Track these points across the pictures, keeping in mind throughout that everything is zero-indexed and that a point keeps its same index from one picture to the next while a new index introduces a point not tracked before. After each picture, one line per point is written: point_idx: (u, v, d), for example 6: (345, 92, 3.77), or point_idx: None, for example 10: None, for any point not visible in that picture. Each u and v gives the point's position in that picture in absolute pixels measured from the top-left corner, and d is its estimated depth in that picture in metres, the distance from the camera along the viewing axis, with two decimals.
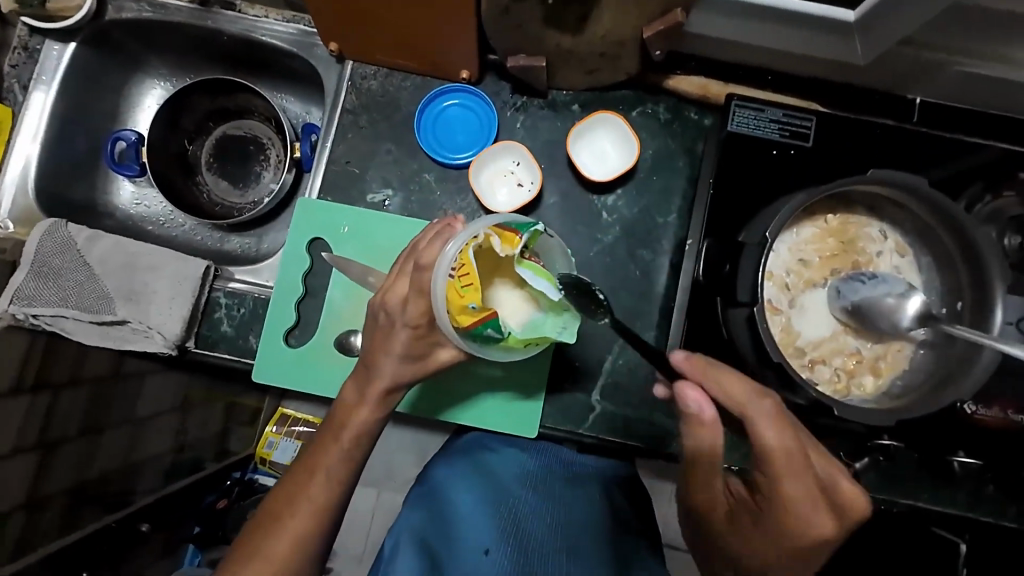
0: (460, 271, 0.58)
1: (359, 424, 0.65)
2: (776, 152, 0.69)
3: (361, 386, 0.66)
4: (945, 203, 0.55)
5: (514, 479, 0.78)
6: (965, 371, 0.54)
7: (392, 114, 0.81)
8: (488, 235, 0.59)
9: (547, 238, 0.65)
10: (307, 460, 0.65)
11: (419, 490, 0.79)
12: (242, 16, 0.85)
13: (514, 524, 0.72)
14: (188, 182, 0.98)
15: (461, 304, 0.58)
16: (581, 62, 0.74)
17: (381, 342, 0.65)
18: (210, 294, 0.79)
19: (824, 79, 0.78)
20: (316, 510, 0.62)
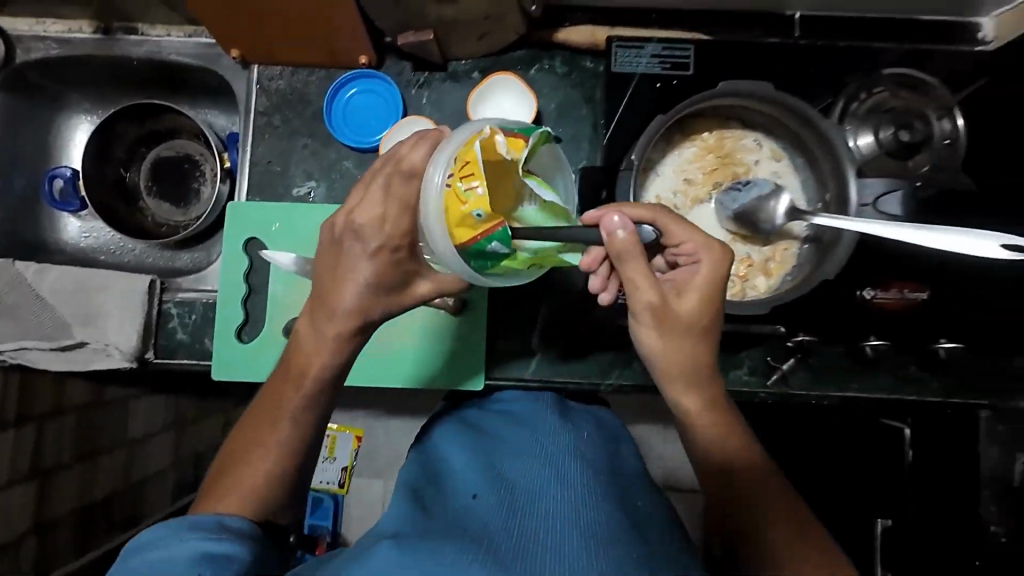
0: (462, 174, 0.53)
1: (320, 369, 0.65)
2: (660, 85, 0.73)
3: (320, 324, 0.65)
4: (796, 105, 0.60)
5: (510, 436, 0.71)
6: (834, 254, 0.59)
7: (303, 109, 0.85)
8: (495, 134, 0.54)
9: (551, 147, 0.60)
10: (266, 407, 0.66)
11: (417, 457, 0.74)
12: (145, 38, 0.88)
13: (508, 473, 0.63)
14: (131, 208, 1.02)
15: (462, 210, 0.53)
16: (469, 29, 0.76)
17: (347, 268, 0.64)
18: (161, 306, 0.83)
19: (705, 10, 0.81)
20: (280, 451, 0.63)
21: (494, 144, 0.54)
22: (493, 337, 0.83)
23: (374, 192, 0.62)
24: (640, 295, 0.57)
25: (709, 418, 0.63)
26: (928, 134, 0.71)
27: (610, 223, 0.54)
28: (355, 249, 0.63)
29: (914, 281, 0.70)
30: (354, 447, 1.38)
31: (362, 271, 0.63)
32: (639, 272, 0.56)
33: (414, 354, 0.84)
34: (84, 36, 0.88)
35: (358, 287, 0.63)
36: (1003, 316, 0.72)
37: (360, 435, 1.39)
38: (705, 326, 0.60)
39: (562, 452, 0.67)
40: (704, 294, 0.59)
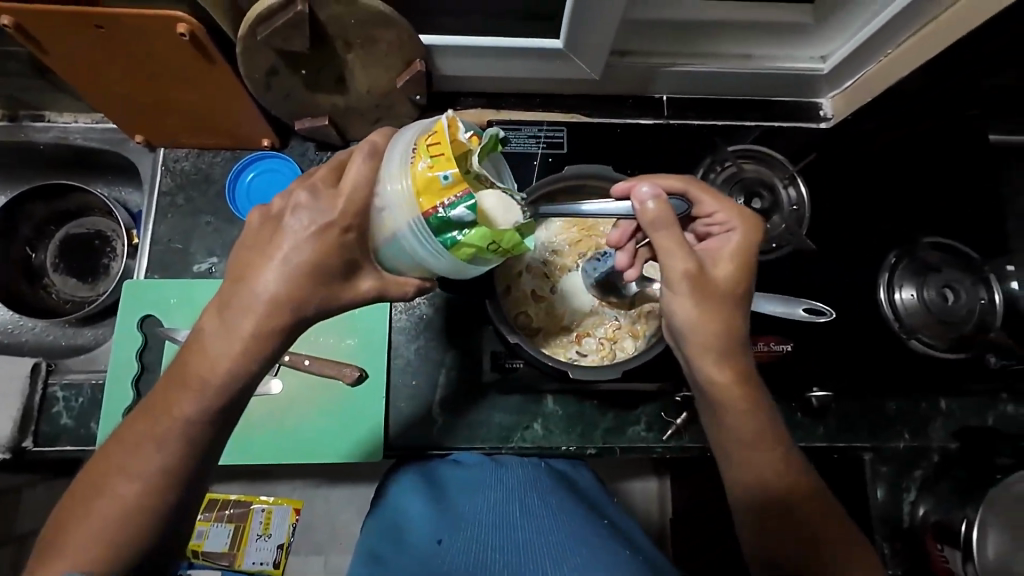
0: (427, 148, 0.50)
1: (209, 379, 0.50)
2: (537, 162, 0.80)
3: (218, 323, 0.50)
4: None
5: (467, 482, 0.73)
6: None
7: (206, 188, 0.88)
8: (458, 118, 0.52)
9: (497, 156, 0.59)
10: (139, 432, 0.51)
11: (375, 510, 0.73)
12: (51, 125, 0.91)
13: (466, 513, 0.67)
14: (35, 287, 1.00)
15: (429, 172, 0.49)
16: (363, 113, 0.83)
17: (265, 251, 0.50)
18: (45, 390, 0.80)
19: (583, 95, 0.90)
20: (152, 491, 0.51)
21: (456, 125, 0.51)
22: (395, 405, 0.83)
23: (322, 169, 0.53)
24: (676, 261, 0.57)
25: (739, 395, 0.61)
26: (776, 201, 0.80)
27: (641, 193, 0.57)
28: (292, 224, 0.50)
29: (777, 334, 0.77)
30: (291, 522, 1.26)
31: (299, 252, 0.50)
32: (674, 238, 0.57)
33: (303, 430, 0.82)
34: None
35: (288, 272, 0.49)
36: (862, 364, 0.78)
37: (298, 507, 1.28)
38: (739, 296, 0.61)
39: (512, 483, 0.73)
40: (738, 261, 0.61)
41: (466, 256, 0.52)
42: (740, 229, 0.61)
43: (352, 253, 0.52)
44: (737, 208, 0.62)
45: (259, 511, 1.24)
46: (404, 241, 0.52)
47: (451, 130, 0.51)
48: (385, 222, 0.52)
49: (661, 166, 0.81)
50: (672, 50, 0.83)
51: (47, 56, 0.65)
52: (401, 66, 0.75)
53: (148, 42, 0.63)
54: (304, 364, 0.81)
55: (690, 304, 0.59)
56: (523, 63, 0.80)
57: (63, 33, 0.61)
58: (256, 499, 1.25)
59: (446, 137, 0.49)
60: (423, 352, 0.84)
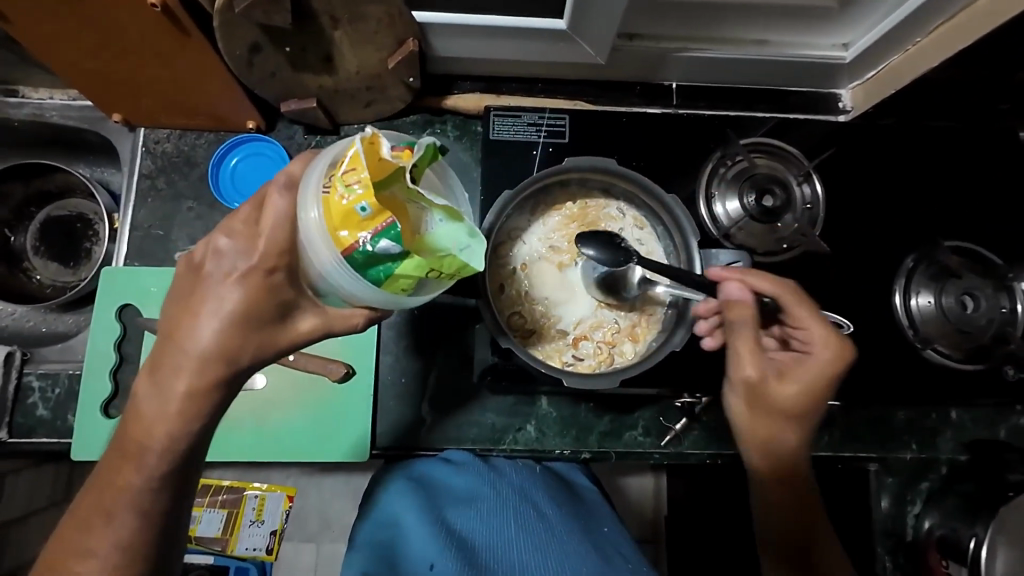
0: (340, 174, 0.44)
1: (158, 441, 0.48)
2: (536, 152, 0.75)
3: (155, 390, 0.47)
4: (644, 182, 0.64)
5: (463, 491, 0.68)
6: (682, 321, 0.63)
7: (188, 172, 0.84)
8: (377, 133, 0.44)
9: (445, 164, 0.51)
10: (105, 477, 0.48)
11: (367, 525, 0.67)
12: (26, 101, 0.87)
13: (459, 529, 0.61)
14: (15, 271, 0.97)
15: (341, 202, 0.44)
16: (353, 96, 0.78)
17: (193, 307, 0.47)
18: (20, 380, 0.77)
19: (588, 80, 0.85)
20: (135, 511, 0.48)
21: (378, 142, 0.44)
22: (382, 402, 0.79)
23: (245, 206, 0.50)
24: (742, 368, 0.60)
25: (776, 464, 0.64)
26: (790, 198, 0.75)
27: (730, 290, 0.58)
28: (214, 271, 0.48)
29: None
30: (285, 509, 1.24)
31: (227, 301, 0.47)
32: (749, 344, 0.59)
33: (289, 428, 0.79)
34: None
35: (218, 321, 0.47)
36: (873, 373, 0.74)
37: (292, 493, 1.26)
38: (800, 411, 0.62)
39: (505, 492, 0.68)
40: (805, 387, 0.61)
41: (401, 289, 0.47)
42: (819, 357, 0.60)
43: (285, 292, 0.49)
44: (829, 334, 0.59)
45: (252, 498, 1.22)
46: (328, 278, 0.47)
47: (371, 150, 0.44)
48: (307, 257, 0.47)
49: (668, 159, 0.77)
50: (682, 34, 0.78)
51: (12, 25, 0.60)
52: (393, 45, 0.70)
53: (114, 13, 0.58)
54: (288, 360, 0.75)
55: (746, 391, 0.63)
56: (525, 45, 0.75)
57: (27, 1, 0.56)
58: (249, 486, 1.23)
59: (361, 162, 0.43)
60: (412, 348, 0.81)
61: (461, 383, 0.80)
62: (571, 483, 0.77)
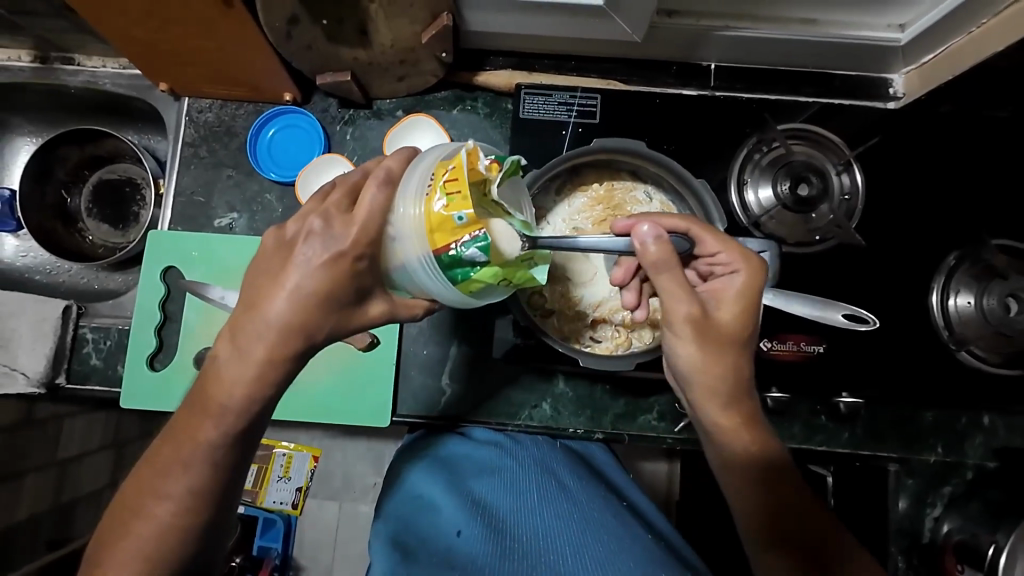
0: (442, 182, 0.47)
1: (231, 400, 0.51)
2: (565, 132, 0.75)
3: (236, 351, 0.51)
4: (676, 168, 0.63)
5: (482, 466, 0.73)
6: None
7: (228, 141, 0.87)
8: (477, 148, 0.48)
9: (519, 178, 0.57)
10: (183, 428, 0.52)
11: (395, 495, 0.72)
12: (81, 69, 0.91)
13: (481, 496, 0.68)
14: (70, 230, 1.04)
15: (442, 209, 0.47)
16: (386, 70, 0.79)
17: (276, 280, 0.50)
18: (76, 331, 0.83)
19: (622, 59, 0.83)
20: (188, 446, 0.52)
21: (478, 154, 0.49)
22: (403, 371, 0.82)
23: (336, 192, 0.52)
24: (677, 304, 0.55)
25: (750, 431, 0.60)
26: (826, 187, 0.72)
27: (641, 232, 0.53)
28: (302, 253, 0.49)
29: (810, 334, 0.72)
30: (310, 468, 1.33)
31: (307, 283, 0.49)
32: (676, 282, 0.54)
33: (313, 393, 0.82)
34: (23, 64, 0.91)
35: (296, 298, 0.49)
36: (900, 372, 0.72)
37: (316, 455, 1.33)
38: (743, 339, 0.58)
39: (526, 462, 0.75)
40: (743, 306, 0.57)
41: (472, 291, 0.51)
42: (744, 279, 0.57)
43: (365, 279, 0.51)
44: (743, 250, 0.58)
45: (280, 456, 1.31)
46: (410, 268, 0.51)
47: (469, 162, 0.48)
48: (396, 250, 0.51)
49: (700, 142, 0.75)
50: (725, 11, 0.74)
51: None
52: (427, 19, 0.70)
53: None
54: None
55: (692, 345, 0.57)
56: (559, 21, 0.72)
57: None
58: (277, 445, 1.32)
59: (464, 174, 0.47)
60: (436, 322, 0.83)
61: (482, 357, 0.82)
62: (578, 454, 0.82)
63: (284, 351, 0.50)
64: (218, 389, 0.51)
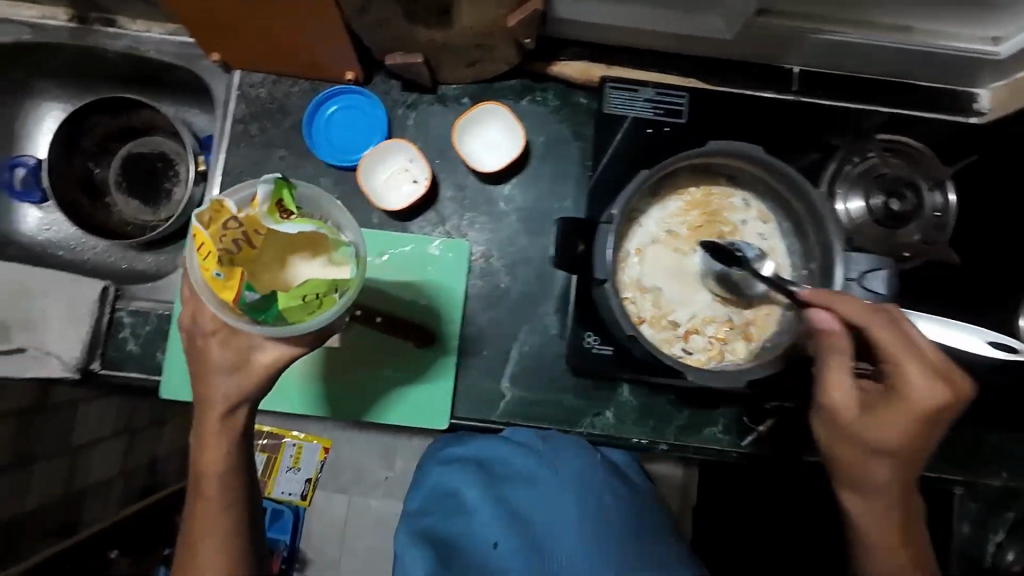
0: (200, 247, 0.51)
1: (210, 463, 0.60)
2: (651, 131, 0.71)
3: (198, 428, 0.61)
4: (786, 174, 0.57)
5: (519, 475, 0.69)
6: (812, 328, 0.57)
7: (282, 120, 0.82)
8: (214, 202, 0.50)
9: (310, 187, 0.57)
10: (196, 503, 0.61)
11: (422, 488, 0.73)
12: (122, 32, 0.84)
13: (516, 505, 0.67)
14: (97, 204, 0.98)
15: (207, 275, 0.51)
16: (459, 54, 0.74)
17: (202, 363, 0.60)
18: (113, 314, 0.78)
19: (703, 57, 0.80)
20: (207, 516, 0.60)
21: (226, 208, 0.51)
22: (461, 372, 0.79)
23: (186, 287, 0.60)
24: (858, 417, 0.52)
25: (897, 506, 0.57)
26: (920, 204, 0.70)
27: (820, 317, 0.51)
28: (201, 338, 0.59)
29: None
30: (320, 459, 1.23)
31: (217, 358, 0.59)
32: (849, 393, 0.52)
33: (365, 390, 0.78)
34: (57, 23, 0.84)
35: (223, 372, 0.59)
36: None
37: (326, 446, 1.22)
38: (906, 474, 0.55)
39: (566, 474, 0.69)
40: (913, 424, 0.52)
41: (303, 315, 0.53)
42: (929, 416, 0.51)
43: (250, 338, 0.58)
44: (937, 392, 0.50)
45: (291, 445, 1.22)
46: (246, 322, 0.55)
47: (212, 221, 0.50)
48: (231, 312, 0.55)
49: (790, 148, 0.71)
50: (823, 13, 0.71)
51: None
52: (515, 3, 0.66)
53: None
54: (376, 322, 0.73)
55: (896, 431, 0.52)
56: (654, 14, 0.68)
57: None
58: (287, 434, 1.22)
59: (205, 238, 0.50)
60: (497, 323, 0.80)
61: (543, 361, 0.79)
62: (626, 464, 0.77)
63: (268, 376, 0.60)
64: (204, 461, 0.60)
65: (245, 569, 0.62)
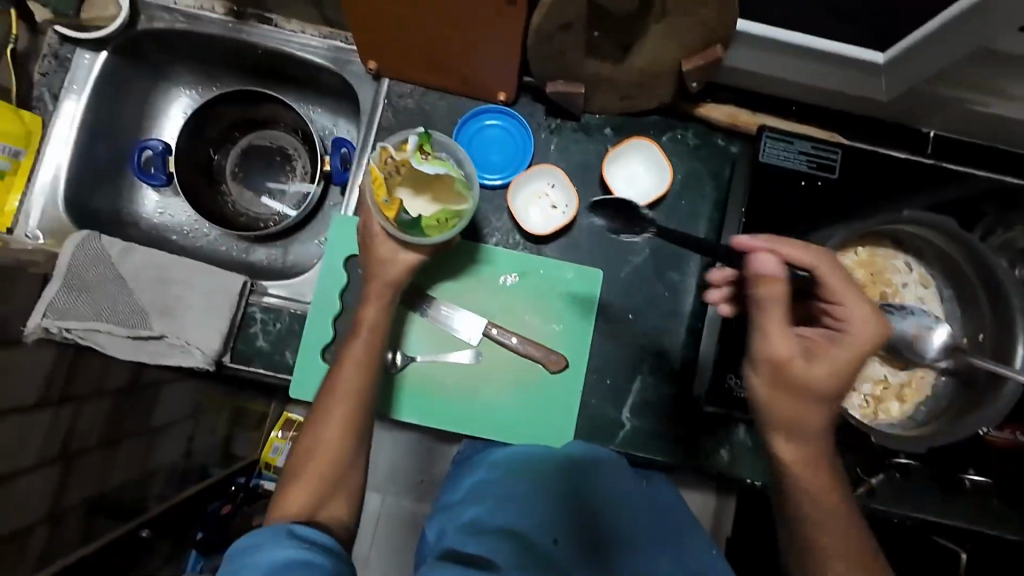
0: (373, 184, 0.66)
1: (359, 359, 0.68)
2: (805, 183, 0.73)
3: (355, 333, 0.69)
4: (964, 244, 0.60)
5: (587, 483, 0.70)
6: (987, 400, 0.58)
7: (427, 132, 0.83)
8: (382, 147, 0.66)
9: (445, 138, 0.71)
10: (331, 392, 0.67)
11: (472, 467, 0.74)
12: (277, 30, 0.85)
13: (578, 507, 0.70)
14: (213, 192, 0.98)
15: (379, 200, 0.66)
16: (618, 89, 0.76)
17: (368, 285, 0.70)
18: (246, 309, 0.79)
19: (846, 112, 0.81)
20: (345, 416, 0.66)
21: (387, 150, 0.67)
22: (583, 398, 0.80)
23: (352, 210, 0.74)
24: (778, 345, 0.54)
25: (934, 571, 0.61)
26: None
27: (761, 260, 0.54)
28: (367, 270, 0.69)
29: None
30: None
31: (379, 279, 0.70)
32: (779, 321, 0.54)
33: (491, 409, 0.79)
34: (214, 15, 0.85)
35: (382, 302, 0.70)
36: None
37: None
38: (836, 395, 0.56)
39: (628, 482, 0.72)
40: (838, 369, 0.54)
41: (436, 233, 0.69)
42: (857, 339, 0.54)
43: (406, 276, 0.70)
44: (869, 310, 0.54)
45: None
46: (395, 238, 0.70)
47: (382, 161, 0.66)
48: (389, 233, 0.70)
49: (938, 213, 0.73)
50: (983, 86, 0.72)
51: None
52: (697, 48, 0.68)
53: None
54: (512, 342, 0.78)
55: (796, 447, 0.58)
56: (827, 71, 0.70)
57: None
58: None
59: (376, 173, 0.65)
60: (621, 352, 0.81)
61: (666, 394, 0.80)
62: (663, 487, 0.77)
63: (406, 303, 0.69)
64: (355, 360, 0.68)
65: (357, 465, 0.67)
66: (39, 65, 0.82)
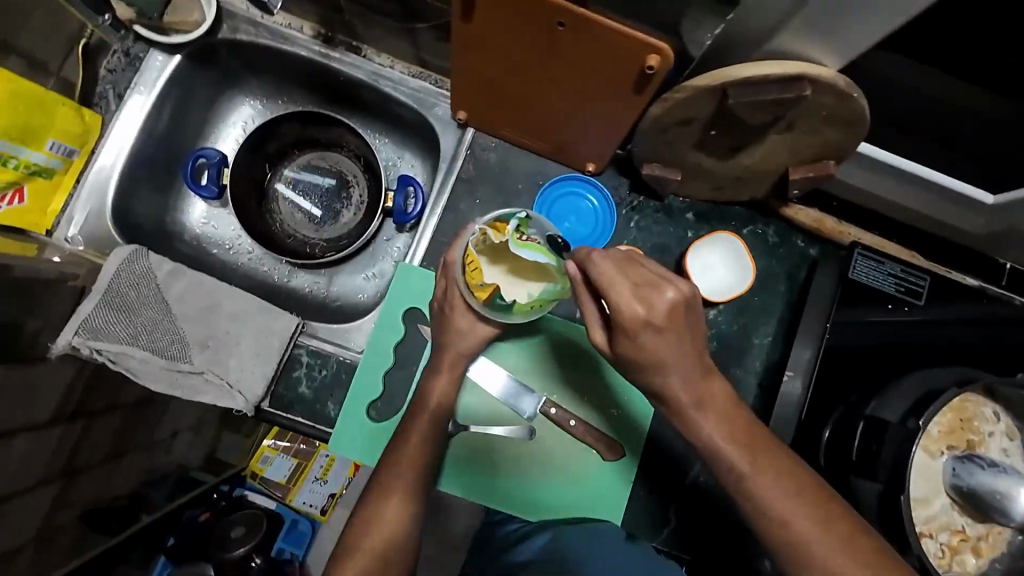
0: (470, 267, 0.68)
1: (424, 428, 0.68)
2: (892, 306, 0.71)
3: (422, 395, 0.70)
4: None
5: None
6: None
7: (506, 191, 0.81)
8: (482, 229, 0.66)
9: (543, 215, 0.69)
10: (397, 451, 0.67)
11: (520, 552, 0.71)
12: (366, 61, 0.82)
13: None
14: (261, 209, 0.92)
15: (473, 283, 0.68)
16: (713, 180, 0.74)
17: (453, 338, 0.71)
18: (293, 351, 0.75)
19: (929, 233, 0.80)
20: (408, 484, 0.66)
21: (486, 232, 0.67)
22: (630, 491, 0.75)
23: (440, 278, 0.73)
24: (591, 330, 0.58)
25: None
26: None
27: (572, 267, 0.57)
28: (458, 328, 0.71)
29: None
30: (349, 475, 1.14)
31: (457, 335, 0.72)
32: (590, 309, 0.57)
33: (540, 487, 0.76)
34: (302, 36, 0.81)
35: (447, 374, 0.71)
36: None
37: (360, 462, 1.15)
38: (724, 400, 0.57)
39: None
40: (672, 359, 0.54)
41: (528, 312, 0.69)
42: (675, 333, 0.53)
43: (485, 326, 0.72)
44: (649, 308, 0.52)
45: (324, 454, 1.14)
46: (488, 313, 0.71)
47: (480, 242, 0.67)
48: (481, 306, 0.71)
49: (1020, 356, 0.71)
50: None
51: (470, 22, 0.56)
52: (808, 160, 0.67)
53: (616, 52, 0.54)
54: (570, 424, 0.74)
55: (769, 482, 0.53)
56: (933, 201, 0.68)
57: (524, 8, 0.52)
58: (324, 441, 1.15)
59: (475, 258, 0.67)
60: (676, 447, 0.77)
61: (722, 503, 0.74)
62: None
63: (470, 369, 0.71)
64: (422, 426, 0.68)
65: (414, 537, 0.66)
66: (108, 60, 0.79)
